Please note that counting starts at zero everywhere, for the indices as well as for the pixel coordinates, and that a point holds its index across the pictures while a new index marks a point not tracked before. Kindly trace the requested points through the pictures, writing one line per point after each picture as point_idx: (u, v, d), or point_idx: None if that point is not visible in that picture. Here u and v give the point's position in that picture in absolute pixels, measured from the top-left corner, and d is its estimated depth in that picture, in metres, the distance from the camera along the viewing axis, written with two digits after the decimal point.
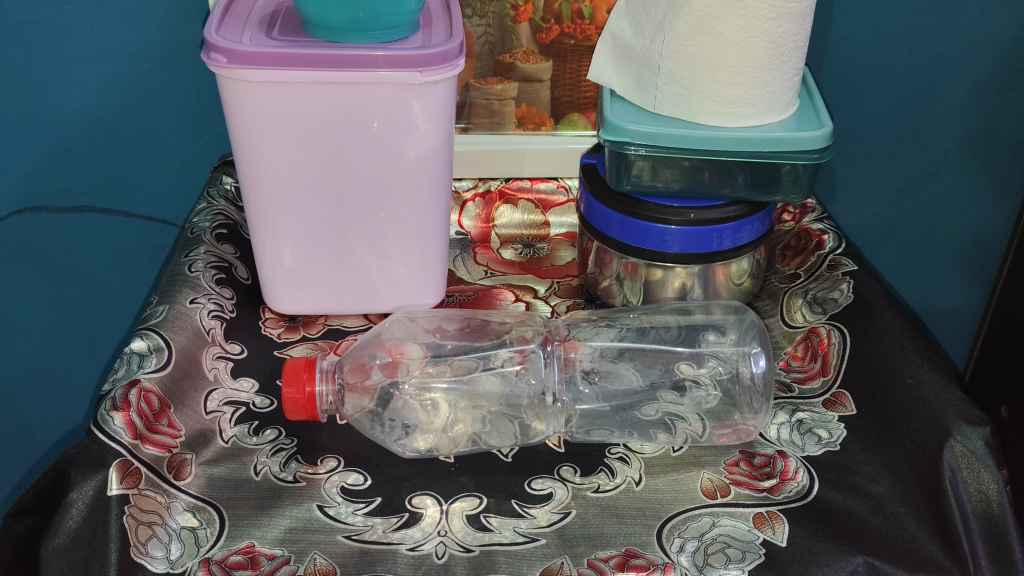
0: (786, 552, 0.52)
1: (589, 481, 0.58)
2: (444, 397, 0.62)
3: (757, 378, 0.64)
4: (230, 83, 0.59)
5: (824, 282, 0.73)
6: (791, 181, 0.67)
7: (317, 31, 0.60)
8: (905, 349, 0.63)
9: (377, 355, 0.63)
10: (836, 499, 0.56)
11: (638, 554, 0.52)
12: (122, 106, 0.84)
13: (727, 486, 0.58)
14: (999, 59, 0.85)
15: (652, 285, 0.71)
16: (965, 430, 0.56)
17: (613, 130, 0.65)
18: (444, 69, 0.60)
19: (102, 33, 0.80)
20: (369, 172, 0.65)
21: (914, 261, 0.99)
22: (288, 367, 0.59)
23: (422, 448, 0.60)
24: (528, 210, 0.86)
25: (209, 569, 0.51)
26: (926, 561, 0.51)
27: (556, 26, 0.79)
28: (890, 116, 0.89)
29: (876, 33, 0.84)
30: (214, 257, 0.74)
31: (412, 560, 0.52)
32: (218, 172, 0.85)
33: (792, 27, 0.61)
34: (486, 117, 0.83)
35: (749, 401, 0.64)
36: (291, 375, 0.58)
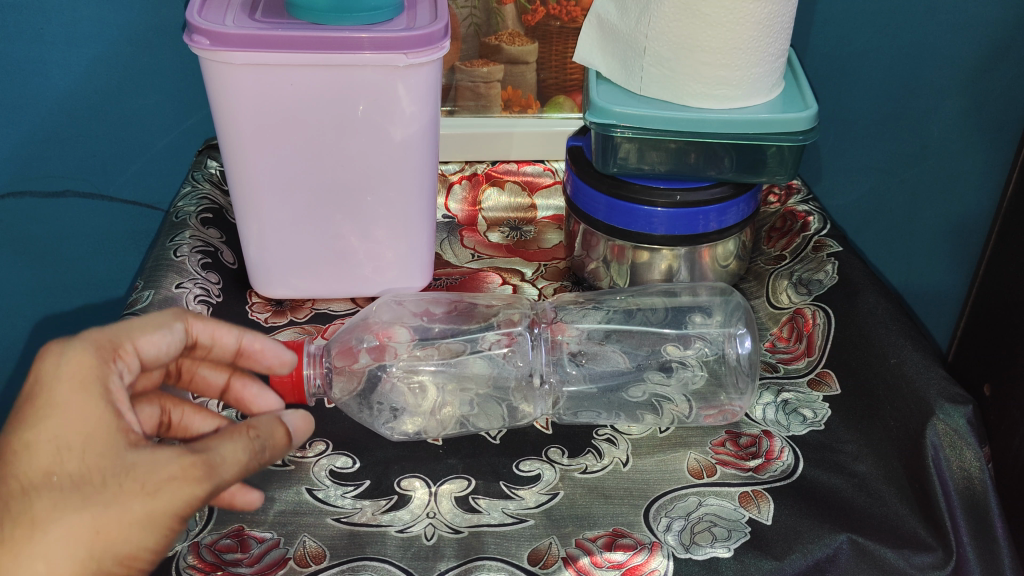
0: (771, 530, 0.53)
1: (577, 462, 0.59)
2: (435, 380, 0.63)
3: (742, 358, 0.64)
4: (213, 65, 0.59)
5: (809, 263, 0.74)
6: (776, 163, 0.67)
7: (300, 14, 0.60)
8: (889, 329, 0.64)
9: (365, 343, 0.63)
10: (821, 478, 0.57)
11: (625, 534, 0.53)
12: (104, 89, 0.84)
13: (713, 466, 0.58)
14: (984, 41, 0.85)
15: (638, 267, 0.71)
16: (948, 409, 0.56)
17: (599, 112, 0.65)
18: (429, 52, 0.60)
19: (83, 16, 0.79)
20: (356, 156, 0.64)
21: (900, 241, 1.00)
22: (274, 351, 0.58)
23: (417, 429, 0.61)
24: (515, 193, 0.86)
25: (198, 553, 0.51)
26: (909, 538, 0.52)
27: (542, 8, 0.78)
28: (875, 98, 0.90)
29: (861, 15, 0.85)
30: (200, 241, 0.74)
31: (401, 542, 0.52)
32: (203, 156, 0.85)
33: (776, 9, 0.61)
34: (472, 100, 0.83)
35: (735, 382, 0.64)
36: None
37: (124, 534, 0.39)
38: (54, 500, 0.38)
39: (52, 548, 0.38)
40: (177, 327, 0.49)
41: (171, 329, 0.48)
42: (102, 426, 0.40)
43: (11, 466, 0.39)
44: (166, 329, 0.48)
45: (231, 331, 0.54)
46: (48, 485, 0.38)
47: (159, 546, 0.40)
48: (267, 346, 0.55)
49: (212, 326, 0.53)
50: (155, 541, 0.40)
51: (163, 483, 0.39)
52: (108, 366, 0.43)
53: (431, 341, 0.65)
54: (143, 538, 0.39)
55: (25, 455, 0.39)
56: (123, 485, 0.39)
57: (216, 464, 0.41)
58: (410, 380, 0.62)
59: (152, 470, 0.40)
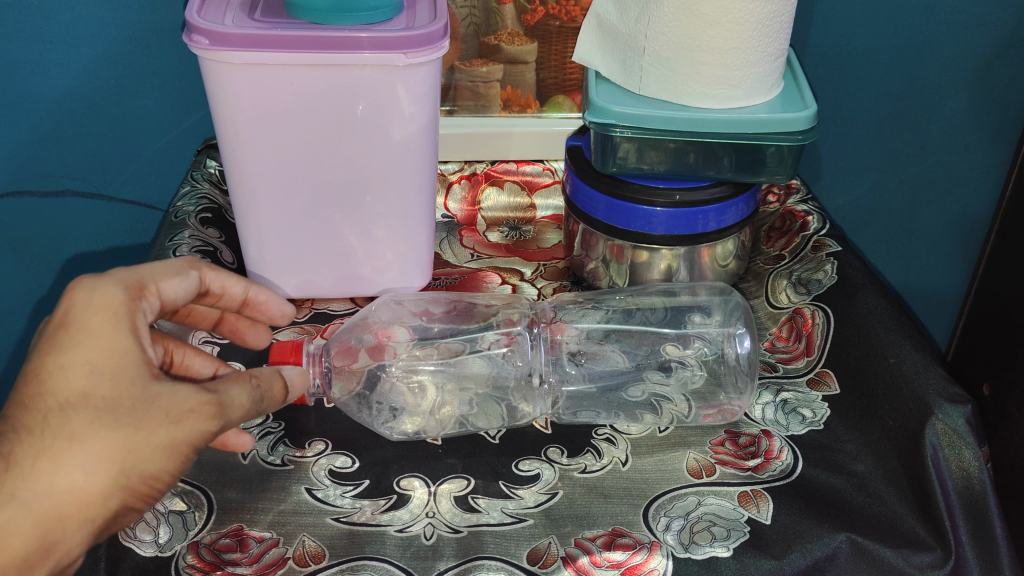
0: (770, 530, 0.53)
1: (576, 462, 0.59)
2: (435, 380, 0.63)
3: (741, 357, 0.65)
4: (212, 65, 0.59)
5: (808, 263, 0.74)
6: (775, 163, 0.67)
7: (300, 13, 0.60)
8: (888, 329, 0.64)
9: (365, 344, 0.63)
10: (820, 478, 0.57)
11: (624, 534, 0.53)
12: (104, 89, 0.84)
13: (712, 465, 0.58)
14: (984, 41, 0.85)
15: (638, 267, 0.71)
16: (947, 408, 0.56)
17: (598, 112, 0.65)
18: (428, 51, 0.60)
19: (82, 15, 0.79)
20: (355, 156, 0.64)
21: (899, 241, 1.00)
22: (275, 347, 0.59)
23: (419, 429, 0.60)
24: (514, 193, 0.86)
25: (198, 552, 0.51)
26: (908, 537, 0.52)
27: (541, 7, 0.78)
28: (874, 98, 0.90)
29: (860, 14, 0.85)
30: (199, 240, 0.74)
31: (400, 542, 0.52)
32: (202, 155, 0.85)
33: (776, 9, 0.61)
34: (471, 99, 0.83)
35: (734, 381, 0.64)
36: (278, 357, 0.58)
37: (150, 454, 0.42)
38: (90, 417, 0.41)
39: (85, 463, 0.40)
40: (193, 273, 0.52)
41: (188, 276, 0.52)
42: (129, 355, 0.43)
43: (45, 383, 0.41)
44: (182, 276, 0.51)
45: (240, 283, 0.58)
46: (81, 405, 0.41)
47: (176, 471, 0.43)
48: (268, 299, 0.60)
49: (224, 277, 0.56)
50: (173, 466, 0.43)
51: (183, 413, 0.42)
52: (133, 302, 0.46)
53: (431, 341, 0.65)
54: (164, 462, 0.42)
55: (59, 375, 0.41)
56: (150, 410, 0.42)
57: (224, 404, 0.45)
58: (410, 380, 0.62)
59: (174, 399, 0.43)
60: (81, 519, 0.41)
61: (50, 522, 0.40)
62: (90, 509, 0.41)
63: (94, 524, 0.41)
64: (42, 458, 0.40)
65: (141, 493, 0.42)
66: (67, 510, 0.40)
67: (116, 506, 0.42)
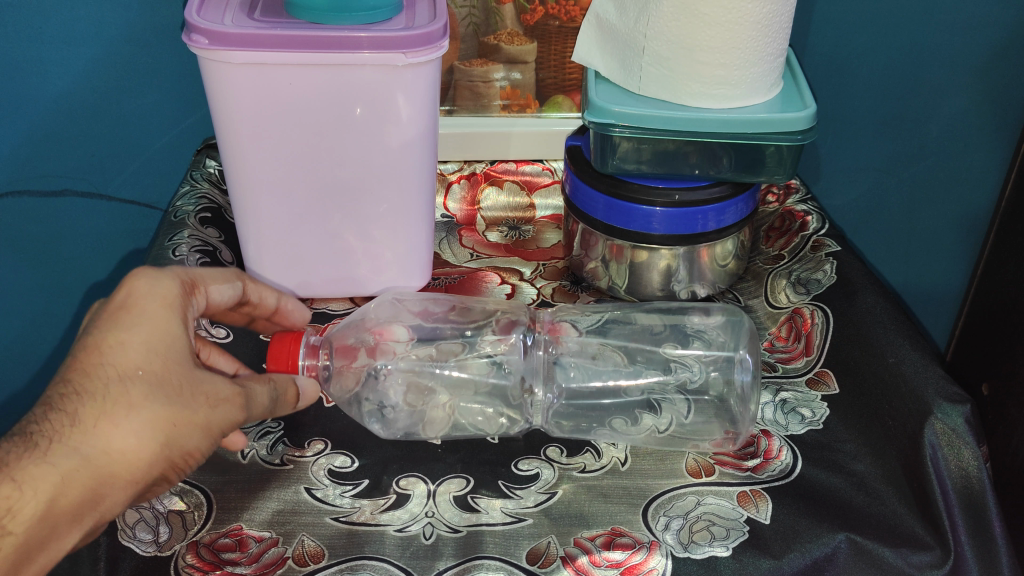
0: (770, 530, 0.53)
1: (575, 462, 0.59)
2: (434, 379, 0.63)
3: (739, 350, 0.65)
4: (211, 64, 0.59)
5: (807, 263, 0.74)
6: (775, 163, 0.67)
7: (299, 13, 0.60)
8: (887, 329, 0.64)
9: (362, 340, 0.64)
10: (820, 477, 0.57)
11: (624, 533, 0.53)
12: (103, 88, 0.84)
13: (711, 465, 0.58)
14: (983, 41, 0.85)
15: (638, 267, 0.71)
16: (946, 408, 0.56)
17: (598, 112, 0.65)
18: (427, 51, 0.60)
19: (81, 15, 0.79)
20: (354, 156, 0.64)
21: (898, 241, 1.00)
22: (275, 341, 0.58)
23: (417, 427, 0.60)
24: (514, 193, 0.86)
25: (198, 552, 0.51)
26: (908, 537, 0.52)
27: (540, 7, 0.78)
28: (872, 98, 0.90)
29: (859, 15, 0.85)
30: (198, 240, 0.74)
31: (399, 541, 0.52)
32: (202, 155, 0.85)
33: (775, 8, 0.61)
34: (470, 100, 0.83)
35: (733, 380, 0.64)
36: (279, 351, 0.57)
37: (192, 430, 0.46)
38: (146, 387, 0.45)
39: (138, 429, 0.44)
40: (235, 282, 0.58)
41: (230, 282, 0.57)
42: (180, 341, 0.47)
43: (106, 355, 0.45)
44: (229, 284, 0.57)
45: (273, 292, 0.63)
46: (138, 377, 0.45)
47: (207, 451, 0.48)
48: (296, 308, 0.65)
49: (262, 288, 0.61)
50: (208, 444, 0.47)
51: (220, 399, 0.47)
52: (184, 296, 0.51)
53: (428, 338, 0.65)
54: (201, 440, 0.46)
55: (118, 348, 0.45)
56: (195, 390, 0.46)
57: (249, 397, 0.49)
58: (409, 377, 0.62)
59: (213, 385, 0.47)
60: (127, 480, 0.44)
61: (102, 479, 0.43)
62: (136, 473, 0.44)
63: (137, 486, 0.45)
64: (103, 420, 0.43)
65: (176, 465, 0.46)
66: (116, 470, 0.44)
67: (157, 473, 0.45)
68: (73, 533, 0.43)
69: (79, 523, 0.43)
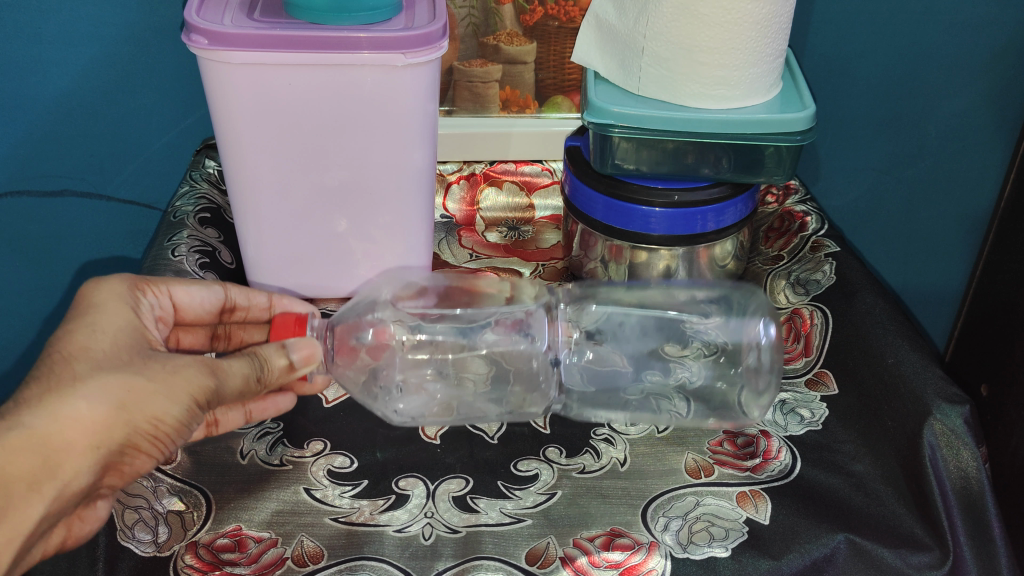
0: (769, 530, 0.53)
1: (574, 462, 0.59)
2: (447, 367, 0.66)
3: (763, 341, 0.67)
4: (209, 64, 0.59)
5: (807, 264, 0.74)
6: (774, 164, 0.67)
7: (299, 13, 0.60)
8: (887, 329, 0.64)
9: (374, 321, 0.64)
10: (819, 478, 0.57)
11: (623, 534, 0.53)
12: (102, 88, 0.83)
13: (711, 466, 0.58)
14: (982, 42, 0.85)
15: (637, 267, 0.71)
16: (945, 409, 0.56)
17: (596, 112, 0.66)
18: (427, 51, 0.60)
19: (81, 15, 0.79)
20: (353, 156, 0.64)
21: (897, 242, 1.00)
22: (276, 322, 0.56)
23: (421, 415, 0.63)
24: (513, 193, 0.86)
25: (197, 552, 0.51)
26: (907, 538, 0.52)
27: (539, 8, 0.78)
28: (871, 98, 0.90)
29: (858, 15, 0.85)
30: (198, 240, 0.74)
31: (399, 542, 0.52)
32: (201, 155, 0.85)
33: (775, 9, 0.61)
34: (469, 100, 0.83)
35: (755, 357, 0.66)
36: (283, 333, 0.56)
37: (152, 397, 0.45)
38: (94, 363, 0.45)
39: (91, 395, 0.43)
40: (213, 287, 0.61)
41: (206, 288, 0.60)
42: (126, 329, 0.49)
43: (56, 344, 0.46)
44: (197, 287, 0.60)
45: (261, 292, 0.63)
46: (87, 356, 0.45)
47: (180, 419, 0.46)
48: (296, 301, 0.65)
49: (245, 291, 0.62)
50: (178, 411, 0.46)
51: (182, 366, 0.47)
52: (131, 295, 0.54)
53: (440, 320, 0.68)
54: (167, 405, 0.45)
55: (66, 337, 0.46)
56: (152, 362, 0.47)
57: (223, 369, 0.48)
58: (417, 361, 0.65)
59: (170, 359, 0.47)
60: (86, 447, 0.43)
61: (55, 447, 0.42)
62: (94, 439, 0.43)
63: (100, 454, 0.44)
64: (51, 393, 0.43)
65: (145, 436, 0.45)
66: (70, 438, 0.43)
67: (120, 442, 0.44)
68: (35, 502, 0.42)
69: (38, 492, 0.42)
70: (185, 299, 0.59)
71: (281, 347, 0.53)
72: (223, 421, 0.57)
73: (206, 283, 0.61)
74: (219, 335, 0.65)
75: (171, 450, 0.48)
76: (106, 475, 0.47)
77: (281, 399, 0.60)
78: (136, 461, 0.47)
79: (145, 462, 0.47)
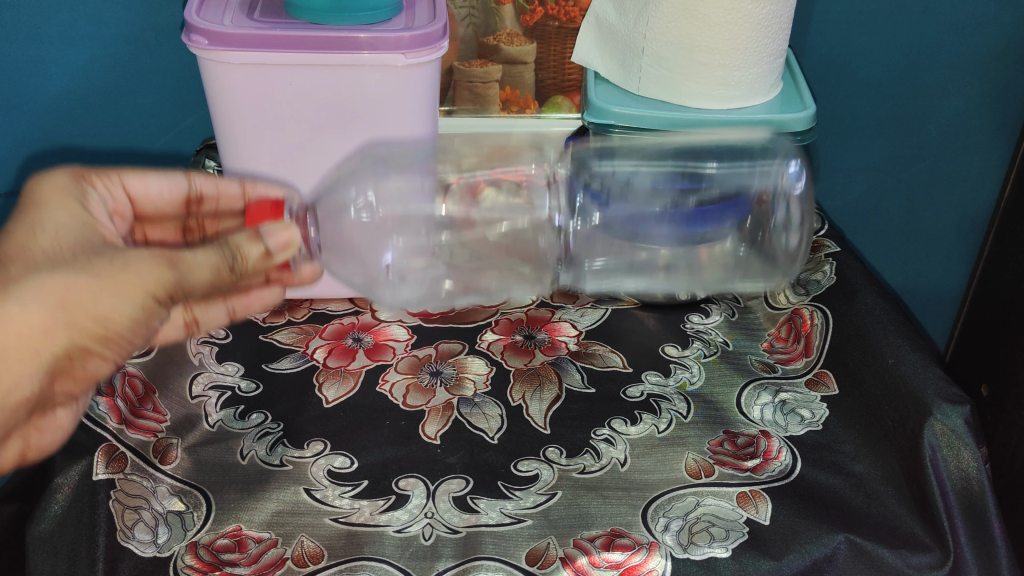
0: (770, 530, 0.53)
1: (575, 463, 0.59)
2: (448, 252, 0.75)
3: (791, 222, 0.75)
4: (209, 65, 0.59)
5: (807, 264, 0.74)
6: None
7: (299, 14, 0.60)
8: (887, 329, 0.64)
9: (361, 205, 0.66)
10: (820, 478, 0.57)
11: (624, 534, 0.53)
12: (102, 88, 0.84)
13: (711, 466, 0.58)
14: (983, 41, 0.85)
15: None
16: (945, 409, 0.56)
17: (596, 112, 0.66)
18: (428, 51, 0.60)
19: (81, 16, 0.79)
20: (353, 157, 0.65)
21: (897, 242, 1.00)
22: (252, 209, 0.53)
23: (414, 300, 0.74)
24: None
25: (197, 553, 0.51)
26: (907, 538, 0.52)
27: (539, 8, 0.78)
28: (871, 99, 0.90)
29: (858, 15, 0.85)
30: None
31: (399, 542, 0.52)
32: (200, 155, 0.83)
33: (776, 9, 0.61)
34: (469, 100, 0.82)
35: (788, 242, 0.75)
36: (258, 220, 0.52)
37: (97, 297, 0.42)
38: (28, 263, 0.42)
39: (27, 297, 0.40)
40: (174, 176, 0.58)
41: (166, 178, 0.58)
42: (68, 229, 0.46)
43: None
44: (155, 175, 0.57)
45: (231, 180, 0.59)
46: (21, 254, 0.42)
47: (133, 317, 0.43)
48: (268, 187, 0.61)
49: (211, 179, 0.58)
50: (129, 309, 0.43)
51: (133, 261, 0.43)
52: (76, 188, 0.50)
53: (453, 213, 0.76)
54: (116, 302, 0.42)
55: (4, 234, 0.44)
56: (97, 259, 0.43)
57: (183, 261, 0.45)
58: (420, 249, 0.73)
59: (120, 254, 0.43)
60: (25, 351, 0.42)
61: None
62: (33, 341, 0.42)
63: (40, 358, 0.43)
64: None
65: (92, 339, 0.43)
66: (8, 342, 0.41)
67: (63, 344, 0.43)
68: None
69: None
70: (141, 190, 0.56)
71: (255, 235, 0.48)
72: (204, 321, 0.59)
73: (168, 172, 0.58)
74: (192, 229, 0.61)
75: (129, 351, 0.47)
76: (58, 379, 0.45)
77: (265, 293, 0.59)
78: (89, 362, 0.45)
79: (98, 363, 0.46)
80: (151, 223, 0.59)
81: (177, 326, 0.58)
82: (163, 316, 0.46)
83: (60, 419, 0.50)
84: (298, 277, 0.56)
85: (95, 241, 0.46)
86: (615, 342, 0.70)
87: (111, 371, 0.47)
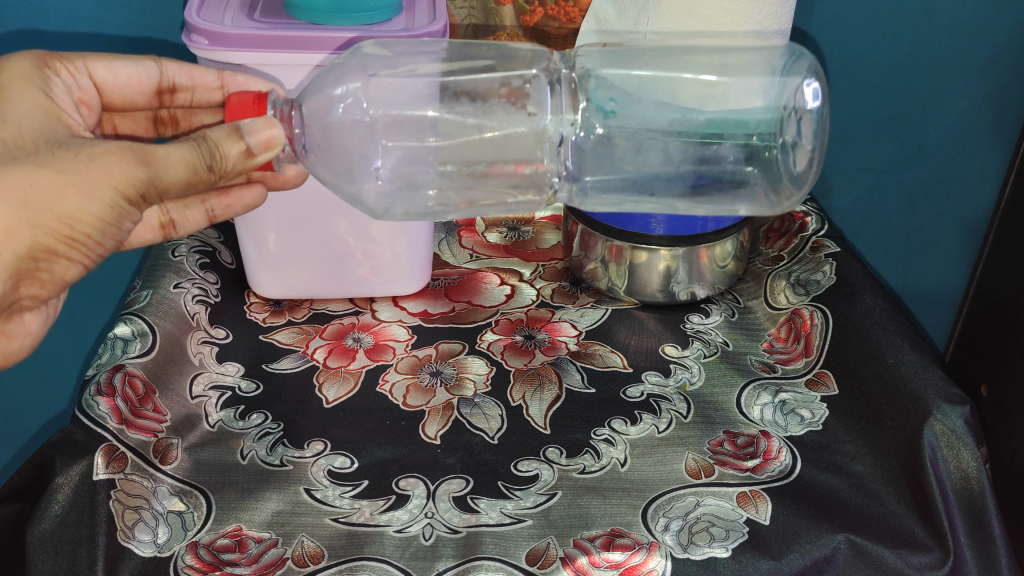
0: (770, 530, 0.53)
1: (575, 463, 0.59)
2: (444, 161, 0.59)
3: (804, 137, 0.60)
4: (210, 65, 0.60)
5: (807, 264, 0.74)
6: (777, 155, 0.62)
7: (299, 14, 0.60)
8: (887, 329, 0.64)
9: (347, 99, 0.55)
10: (820, 478, 0.57)
11: (624, 534, 0.53)
12: None
13: (711, 466, 0.58)
14: (983, 42, 0.85)
15: (637, 268, 0.72)
16: (945, 409, 0.56)
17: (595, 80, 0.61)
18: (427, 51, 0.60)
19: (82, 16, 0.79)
20: None
21: (897, 241, 1.00)
22: (232, 102, 0.49)
23: (414, 214, 0.60)
24: None
25: (197, 552, 0.51)
26: (907, 538, 0.52)
27: (539, 8, 0.78)
28: (870, 101, 0.90)
29: (856, 16, 0.85)
30: (198, 242, 0.75)
31: (400, 542, 0.52)
32: None
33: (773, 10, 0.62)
34: None
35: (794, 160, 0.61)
36: (237, 113, 0.49)
37: (61, 193, 0.43)
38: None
39: None
40: (146, 63, 0.57)
41: (136, 65, 0.56)
42: (32, 118, 0.48)
43: None
44: (123, 60, 0.56)
45: (207, 71, 0.57)
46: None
47: (100, 215, 0.45)
48: (250, 79, 0.57)
49: (185, 67, 0.57)
50: (94, 206, 0.44)
51: (100, 155, 0.44)
52: (39, 75, 0.51)
53: (461, 98, 0.59)
54: (82, 199, 0.43)
55: None
56: (65, 154, 0.44)
57: (156, 156, 0.44)
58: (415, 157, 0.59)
59: (86, 147, 0.44)
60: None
61: None
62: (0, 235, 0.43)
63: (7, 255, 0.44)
64: None
65: (58, 238, 0.45)
66: None
67: (28, 241, 0.44)
68: None
69: None
70: (108, 77, 0.55)
71: (234, 131, 0.47)
72: (181, 223, 0.58)
73: (137, 58, 0.56)
74: (164, 119, 0.60)
75: (99, 254, 0.48)
76: (23, 282, 0.46)
77: (245, 193, 0.58)
78: (56, 265, 0.46)
79: (67, 266, 0.47)
80: (119, 113, 0.59)
81: (153, 228, 0.57)
82: (134, 217, 0.47)
83: (29, 324, 0.51)
84: (282, 178, 0.59)
85: (59, 132, 0.48)
86: (615, 342, 0.70)
87: (81, 277, 0.48)
